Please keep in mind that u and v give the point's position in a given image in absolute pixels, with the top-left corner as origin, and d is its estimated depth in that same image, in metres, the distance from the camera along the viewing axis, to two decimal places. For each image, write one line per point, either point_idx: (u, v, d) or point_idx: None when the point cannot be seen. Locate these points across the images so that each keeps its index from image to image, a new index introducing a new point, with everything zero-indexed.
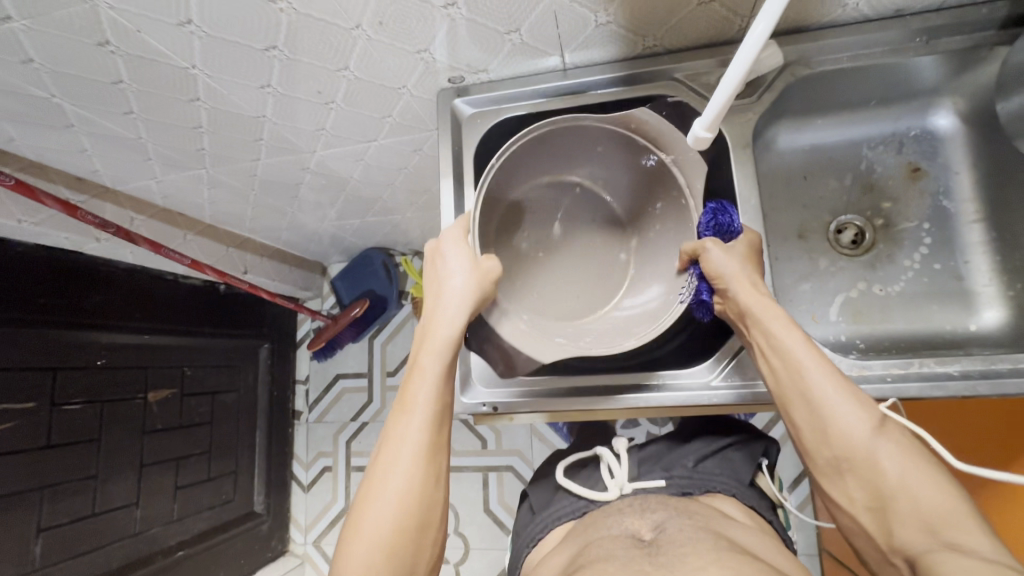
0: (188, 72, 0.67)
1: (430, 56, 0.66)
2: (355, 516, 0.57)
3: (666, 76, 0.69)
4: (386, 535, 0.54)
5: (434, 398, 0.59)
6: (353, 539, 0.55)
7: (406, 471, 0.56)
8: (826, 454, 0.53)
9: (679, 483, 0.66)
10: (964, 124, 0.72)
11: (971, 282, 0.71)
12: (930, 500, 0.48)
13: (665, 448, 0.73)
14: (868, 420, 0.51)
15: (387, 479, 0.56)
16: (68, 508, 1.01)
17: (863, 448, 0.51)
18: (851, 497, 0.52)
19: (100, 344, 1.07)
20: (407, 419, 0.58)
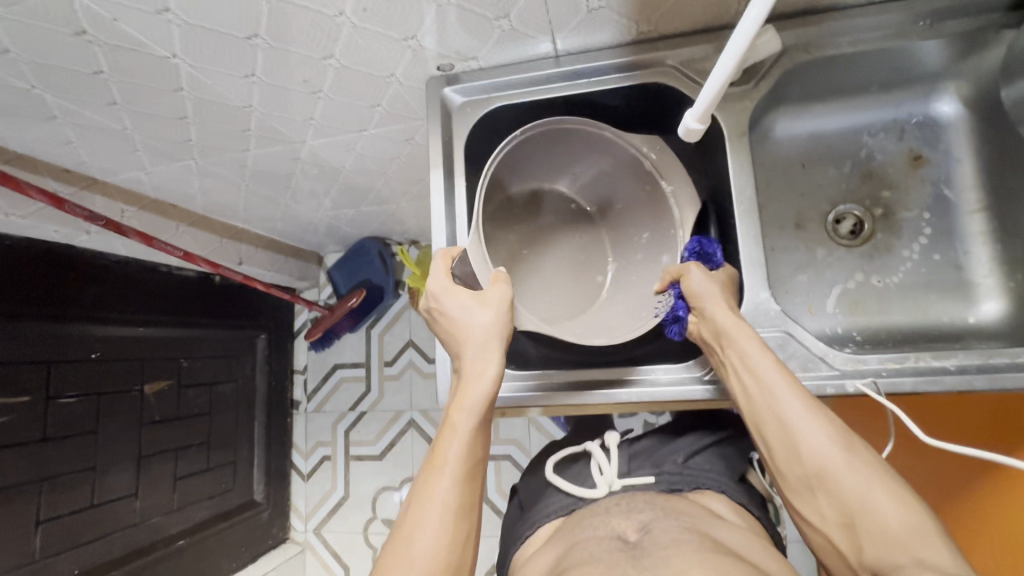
0: (170, 62, 0.65)
1: (417, 43, 0.64)
2: (400, 526, 0.54)
3: (661, 63, 0.67)
4: (433, 546, 0.52)
5: (483, 404, 0.58)
6: (398, 548, 0.53)
7: (452, 479, 0.55)
8: (799, 472, 0.53)
9: (668, 479, 0.66)
10: (967, 110, 0.70)
11: (971, 273, 0.70)
12: (900, 520, 0.48)
13: (655, 444, 0.73)
14: (837, 440, 0.52)
15: (432, 487, 0.54)
16: (67, 500, 1.02)
17: (833, 467, 0.51)
18: (825, 517, 0.52)
19: (94, 337, 1.07)
20: (456, 426, 0.57)
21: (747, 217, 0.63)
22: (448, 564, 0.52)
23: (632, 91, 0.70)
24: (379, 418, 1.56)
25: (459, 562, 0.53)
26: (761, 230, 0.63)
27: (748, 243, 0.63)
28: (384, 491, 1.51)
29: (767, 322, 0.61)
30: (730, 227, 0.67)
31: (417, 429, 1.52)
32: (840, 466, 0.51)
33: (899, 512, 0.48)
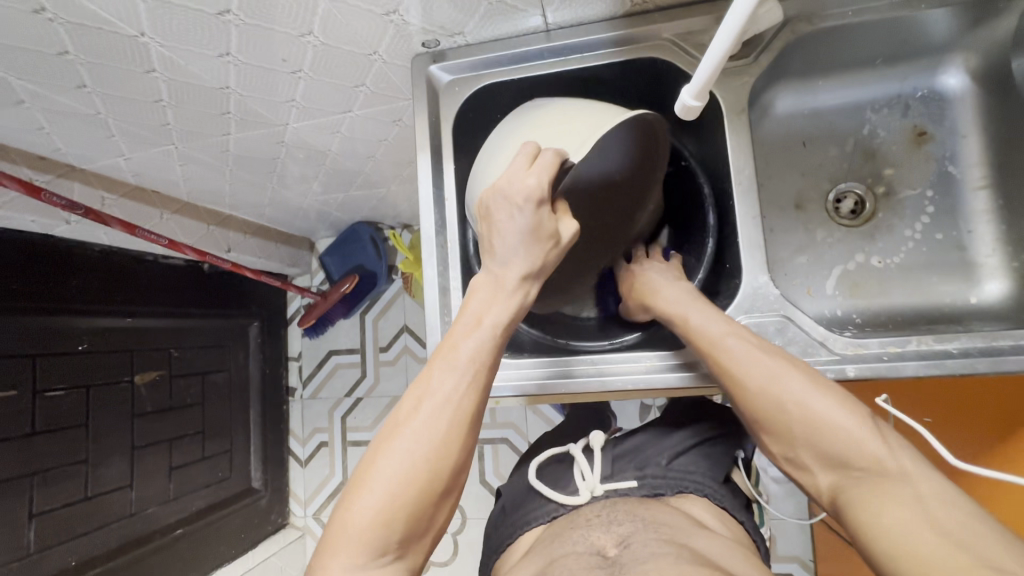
0: (138, 41, 0.62)
1: (400, 18, 0.61)
2: (395, 419, 0.54)
3: (657, 37, 0.64)
4: (433, 443, 0.51)
5: (507, 319, 0.57)
6: (393, 438, 0.52)
7: (462, 382, 0.54)
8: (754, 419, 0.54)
9: (651, 483, 0.67)
10: (975, 83, 0.68)
11: (974, 252, 0.68)
12: (847, 438, 0.49)
13: (643, 442, 0.74)
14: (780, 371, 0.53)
15: (438, 385, 0.54)
16: (61, 493, 1.01)
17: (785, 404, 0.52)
18: (779, 452, 0.54)
19: (80, 329, 1.05)
20: (474, 332, 0.56)
21: (745, 197, 0.61)
22: (445, 463, 0.51)
23: (627, 67, 0.67)
24: (375, 404, 1.55)
25: (456, 468, 0.52)
26: (761, 212, 0.61)
27: (746, 225, 0.61)
28: None
29: (767, 306, 0.59)
30: (729, 210, 0.65)
31: None
32: (790, 393, 0.51)
33: (842, 427, 0.50)
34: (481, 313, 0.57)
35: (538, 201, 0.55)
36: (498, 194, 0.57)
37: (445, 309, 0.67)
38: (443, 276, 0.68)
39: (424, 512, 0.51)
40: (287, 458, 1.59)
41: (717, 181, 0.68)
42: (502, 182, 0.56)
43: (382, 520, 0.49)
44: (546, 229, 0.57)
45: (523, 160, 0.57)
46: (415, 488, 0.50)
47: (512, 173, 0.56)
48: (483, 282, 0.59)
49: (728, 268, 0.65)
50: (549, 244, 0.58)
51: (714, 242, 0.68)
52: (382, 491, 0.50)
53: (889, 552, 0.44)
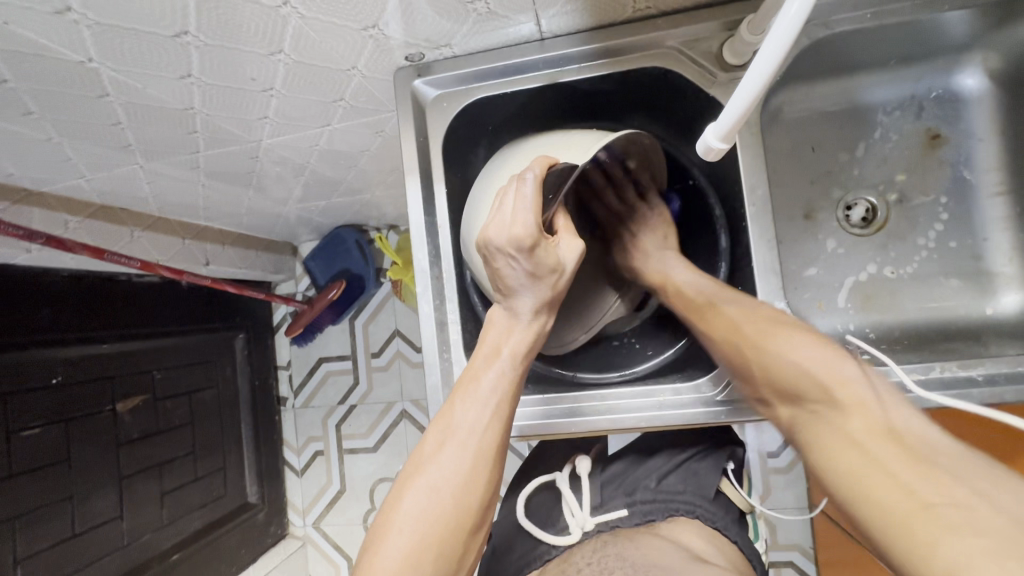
0: (88, 67, 0.55)
1: (380, 33, 0.55)
2: (419, 455, 0.51)
3: (660, 46, 0.59)
4: (458, 481, 0.49)
5: (525, 349, 0.54)
6: (418, 475, 0.49)
7: (485, 415, 0.51)
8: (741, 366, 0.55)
9: (641, 511, 0.68)
10: (993, 84, 0.64)
11: (990, 261, 0.66)
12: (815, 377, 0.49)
13: (628, 467, 0.75)
14: (753, 325, 0.54)
15: (460, 418, 0.51)
16: (47, 533, 0.97)
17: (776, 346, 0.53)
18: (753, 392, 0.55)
19: (54, 362, 0.99)
20: (493, 364, 0.53)
21: (759, 219, 0.57)
22: (474, 501, 0.49)
23: (627, 77, 0.62)
24: (369, 411, 1.52)
25: (485, 502, 0.50)
26: (776, 233, 0.58)
27: (761, 249, 0.57)
28: (382, 481, 1.49)
29: None
30: (741, 230, 0.61)
31: (410, 420, 1.49)
32: (770, 347, 0.52)
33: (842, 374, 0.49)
34: (498, 344, 0.55)
35: (532, 240, 0.51)
36: (489, 237, 0.52)
37: (443, 345, 0.63)
38: (440, 310, 0.63)
39: (454, 555, 0.47)
40: (283, 469, 1.55)
41: (727, 196, 0.63)
42: (493, 224, 0.52)
43: (411, 567, 0.45)
44: (547, 258, 0.53)
45: (504, 201, 0.52)
46: (445, 531, 0.47)
47: (498, 217, 0.52)
48: (499, 311, 0.57)
49: (741, 290, 0.62)
50: (553, 276, 0.54)
51: (727, 267, 0.64)
52: (409, 532, 0.47)
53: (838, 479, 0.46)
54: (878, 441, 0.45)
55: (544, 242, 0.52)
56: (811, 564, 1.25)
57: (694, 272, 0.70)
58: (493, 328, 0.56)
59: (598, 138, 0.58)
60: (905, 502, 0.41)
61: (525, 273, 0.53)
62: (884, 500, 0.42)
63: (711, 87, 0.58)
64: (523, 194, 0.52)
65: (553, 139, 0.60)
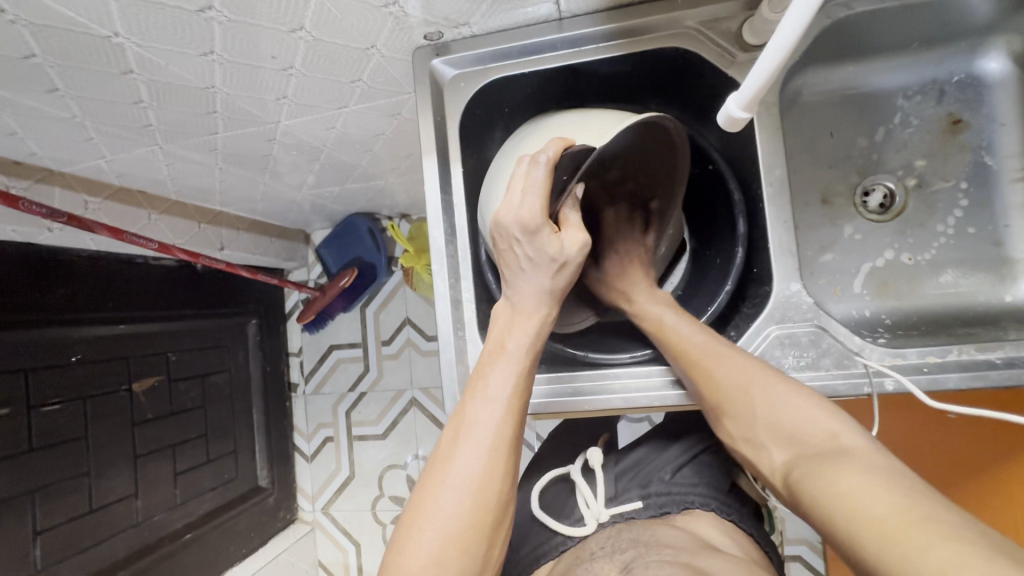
0: (113, 42, 0.56)
1: (401, 10, 0.55)
2: (436, 456, 0.51)
3: (680, 25, 0.58)
4: (475, 478, 0.49)
5: (531, 340, 0.54)
6: (436, 474, 0.50)
7: (497, 408, 0.51)
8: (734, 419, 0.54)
9: (656, 502, 0.68)
10: (1016, 68, 0.64)
11: (1009, 248, 0.65)
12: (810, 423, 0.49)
13: (645, 456, 0.74)
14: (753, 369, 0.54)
15: (473, 416, 0.51)
16: (65, 507, 1.00)
17: (749, 381, 0.53)
18: (742, 435, 0.54)
19: (72, 340, 1.01)
20: (499, 358, 0.53)
21: (777, 198, 0.57)
22: (488, 496, 0.49)
23: (645, 57, 0.62)
24: (379, 398, 1.53)
25: (503, 494, 0.50)
26: (793, 213, 0.57)
27: (777, 229, 0.57)
28: (391, 468, 1.51)
29: (799, 316, 0.56)
30: (758, 211, 0.61)
31: (419, 408, 1.50)
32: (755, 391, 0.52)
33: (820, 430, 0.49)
34: (503, 338, 0.55)
35: (534, 228, 0.52)
36: (499, 212, 0.53)
37: (458, 323, 0.63)
38: (455, 288, 0.64)
39: (478, 549, 0.48)
40: (292, 454, 1.57)
41: (745, 178, 0.63)
42: (502, 207, 0.53)
43: (436, 563, 0.46)
44: (551, 246, 0.53)
45: (515, 183, 0.54)
46: (468, 527, 0.48)
47: (507, 199, 0.53)
48: (504, 305, 0.57)
49: (756, 272, 0.62)
50: (555, 265, 0.54)
51: (743, 251, 0.63)
52: (434, 533, 0.47)
53: (825, 506, 0.43)
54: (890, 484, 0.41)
55: (547, 227, 0.53)
56: (819, 558, 1.24)
57: (709, 255, 0.70)
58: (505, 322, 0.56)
59: (618, 121, 0.57)
60: (906, 515, 0.38)
61: (528, 256, 0.54)
62: (876, 508, 0.39)
63: (730, 67, 0.58)
64: (532, 173, 0.52)
65: (570, 122, 0.59)
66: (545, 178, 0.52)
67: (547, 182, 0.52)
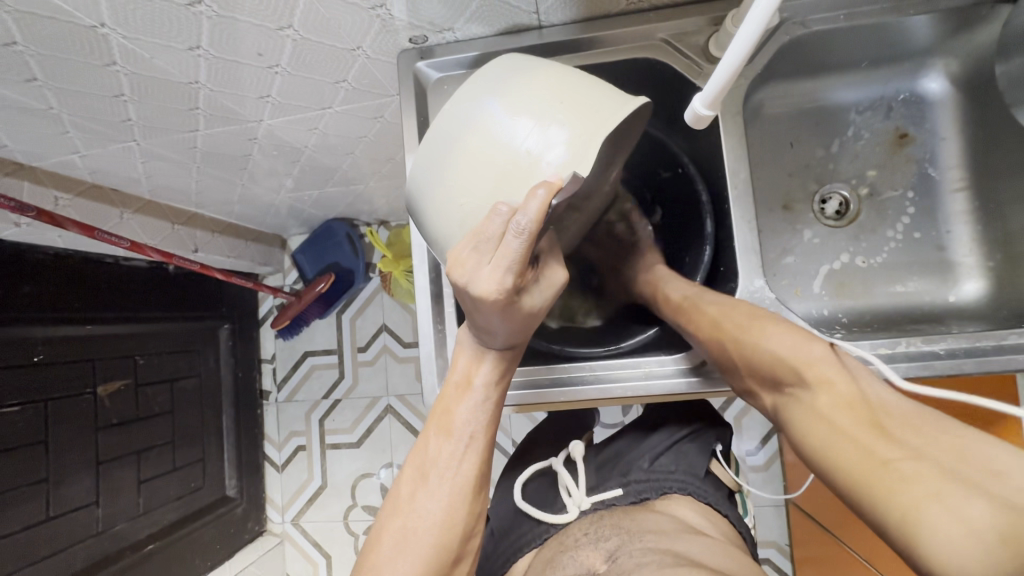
0: (99, 33, 0.57)
1: (387, 13, 0.58)
2: (400, 495, 0.53)
3: (651, 37, 0.63)
4: (436, 518, 0.50)
5: (496, 378, 0.55)
6: (400, 514, 0.52)
7: (460, 449, 0.53)
8: (729, 368, 0.55)
9: (636, 490, 0.69)
10: (954, 87, 0.70)
11: (952, 253, 0.71)
12: (777, 360, 0.51)
13: (624, 448, 0.76)
14: (738, 312, 0.56)
15: (436, 454, 0.53)
16: (20, 515, 0.95)
17: (734, 326, 0.55)
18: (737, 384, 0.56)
19: (34, 341, 0.97)
20: (465, 396, 0.54)
21: (742, 199, 0.61)
22: (448, 534, 0.50)
23: (620, 67, 0.65)
24: (354, 406, 1.51)
25: (465, 531, 0.51)
26: (756, 213, 0.61)
27: (742, 229, 0.61)
28: (364, 477, 1.48)
29: (763, 310, 0.60)
30: (725, 212, 0.65)
31: (395, 415, 1.48)
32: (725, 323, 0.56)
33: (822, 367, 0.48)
34: (469, 374, 0.55)
35: (505, 303, 0.48)
36: (464, 280, 0.47)
37: (437, 318, 0.65)
38: (435, 283, 0.66)
39: None
40: (263, 463, 1.53)
41: (714, 182, 0.67)
42: (467, 284, 0.47)
43: None
44: (519, 311, 0.50)
45: (487, 239, 0.47)
46: (429, 563, 0.49)
47: (473, 265, 0.47)
48: (466, 341, 0.56)
49: (722, 270, 0.66)
50: (525, 321, 0.52)
51: (711, 250, 0.68)
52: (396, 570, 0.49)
53: (812, 456, 0.47)
54: (855, 422, 0.44)
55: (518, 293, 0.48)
56: (787, 560, 1.27)
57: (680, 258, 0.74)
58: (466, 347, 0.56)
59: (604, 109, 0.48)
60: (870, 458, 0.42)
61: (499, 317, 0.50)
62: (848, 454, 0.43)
63: (697, 77, 0.62)
64: (508, 243, 0.45)
65: (505, 120, 0.48)
66: (518, 254, 0.45)
67: (521, 253, 0.45)
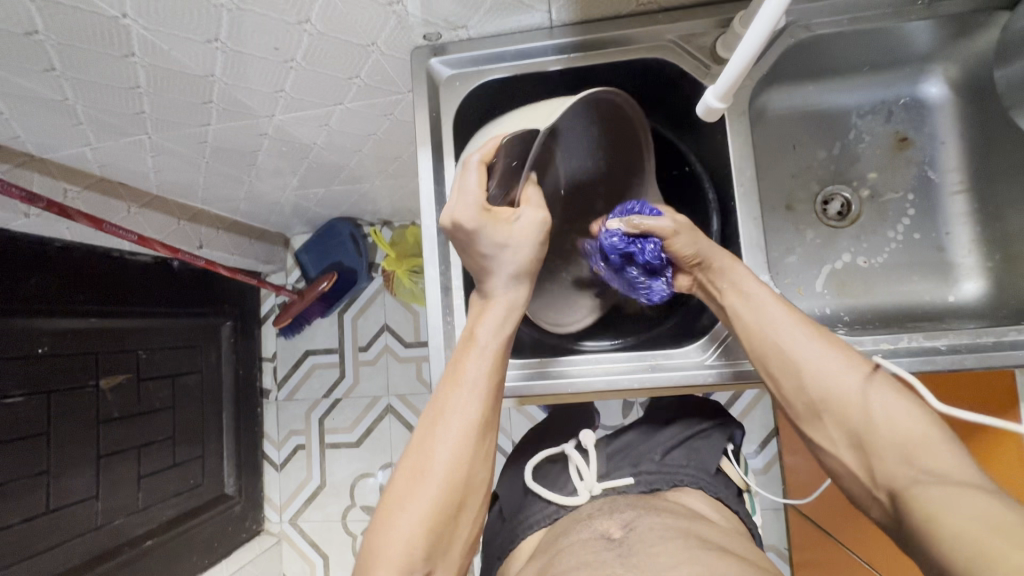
0: (120, 23, 0.58)
1: (403, 9, 0.59)
2: (414, 443, 0.53)
3: (659, 38, 0.64)
4: (448, 462, 0.51)
5: (503, 329, 0.57)
6: (411, 459, 0.52)
7: (471, 397, 0.53)
8: (847, 429, 0.51)
9: (647, 480, 0.69)
10: (953, 93, 0.72)
11: (952, 254, 0.72)
12: (910, 432, 0.47)
13: (636, 439, 0.76)
14: (858, 371, 0.52)
15: (447, 403, 0.53)
16: (20, 507, 0.95)
17: (854, 388, 0.51)
18: (838, 442, 0.51)
19: (39, 332, 0.98)
20: (472, 347, 0.55)
21: (748, 196, 0.62)
22: (456, 482, 0.51)
23: (628, 67, 0.67)
24: (354, 405, 1.51)
25: (474, 475, 0.52)
26: (761, 210, 0.62)
27: (748, 225, 0.62)
28: (362, 477, 1.48)
29: None
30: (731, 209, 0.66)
31: (395, 415, 1.48)
32: (838, 384, 0.51)
33: (849, 387, 0.51)
34: (475, 326, 0.57)
35: (480, 220, 0.55)
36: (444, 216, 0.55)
37: (446, 310, 0.66)
38: (445, 275, 0.67)
39: (447, 527, 0.50)
40: (261, 462, 1.53)
41: (720, 180, 0.69)
42: (448, 223, 0.55)
43: (409, 541, 0.47)
44: (498, 232, 0.56)
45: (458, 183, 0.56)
46: (441, 502, 0.50)
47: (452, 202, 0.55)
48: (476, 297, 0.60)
49: None
50: (511, 250, 0.57)
51: (717, 246, 0.71)
52: (408, 512, 0.49)
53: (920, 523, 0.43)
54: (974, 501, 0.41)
55: (492, 216, 0.55)
56: (786, 564, 1.27)
57: None
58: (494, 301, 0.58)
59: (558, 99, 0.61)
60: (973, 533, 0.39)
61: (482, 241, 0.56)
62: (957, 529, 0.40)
63: (705, 77, 0.64)
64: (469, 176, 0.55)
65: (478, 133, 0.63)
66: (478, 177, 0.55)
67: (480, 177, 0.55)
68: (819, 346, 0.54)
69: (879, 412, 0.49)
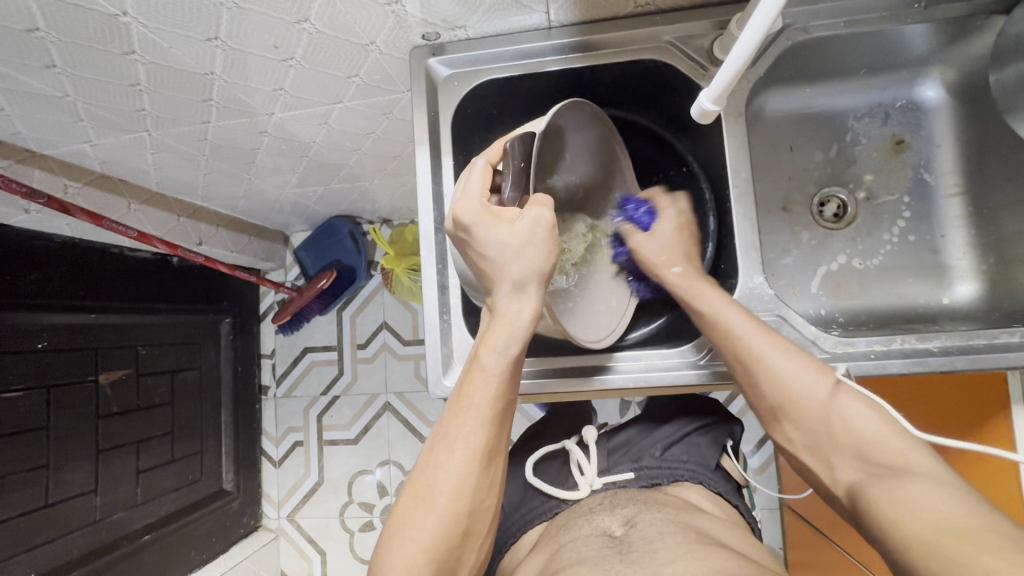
0: (120, 20, 0.58)
1: (401, 9, 0.59)
2: (419, 470, 0.51)
3: (656, 40, 0.64)
4: (452, 495, 0.49)
5: (514, 350, 0.53)
6: (416, 490, 0.50)
7: (477, 426, 0.50)
8: (806, 428, 0.55)
9: (647, 474, 0.70)
10: (949, 96, 0.72)
11: (947, 256, 0.72)
12: (871, 435, 0.51)
13: (636, 435, 0.76)
14: (820, 375, 0.55)
15: (454, 431, 0.51)
16: (19, 501, 0.95)
17: (817, 396, 0.54)
18: (802, 442, 0.56)
19: (39, 327, 0.98)
20: (479, 371, 0.52)
21: (743, 198, 0.62)
22: (461, 516, 0.49)
23: (626, 68, 0.67)
24: (352, 402, 1.52)
25: (480, 506, 0.50)
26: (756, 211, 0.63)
27: (743, 226, 0.62)
28: (360, 474, 1.48)
29: (763, 306, 0.61)
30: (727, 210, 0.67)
31: (393, 412, 1.49)
32: (798, 388, 0.55)
33: (816, 397, 0.54)
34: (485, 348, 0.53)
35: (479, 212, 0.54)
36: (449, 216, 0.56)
37: (443, 308, 0.66)
38: (442, 274, 0.67)
39: (451, 559, 0.49)
40: (260, 459, 1.53)
41: (716, 181, 0.70)
42: (450, 222, 0.56)
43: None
44: (501, 230, 0.53)
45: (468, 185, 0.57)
46: (446, 535, 0.48)
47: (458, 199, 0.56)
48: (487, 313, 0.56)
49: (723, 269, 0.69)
50: (520, 248, 0.53)
51: (713, 247, 0.71)
52: (411, 547, 0.47)
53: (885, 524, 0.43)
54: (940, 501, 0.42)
55: (494, 213, 0.54)
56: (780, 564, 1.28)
57: None
58: (502, 317, 0.53)
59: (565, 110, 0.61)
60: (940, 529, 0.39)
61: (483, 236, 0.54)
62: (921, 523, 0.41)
63: (702, 79, 0.64)
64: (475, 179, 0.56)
65: None
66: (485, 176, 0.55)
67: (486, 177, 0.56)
68: (781, 351, 0.56)
69: (838, 418, 0.53)
